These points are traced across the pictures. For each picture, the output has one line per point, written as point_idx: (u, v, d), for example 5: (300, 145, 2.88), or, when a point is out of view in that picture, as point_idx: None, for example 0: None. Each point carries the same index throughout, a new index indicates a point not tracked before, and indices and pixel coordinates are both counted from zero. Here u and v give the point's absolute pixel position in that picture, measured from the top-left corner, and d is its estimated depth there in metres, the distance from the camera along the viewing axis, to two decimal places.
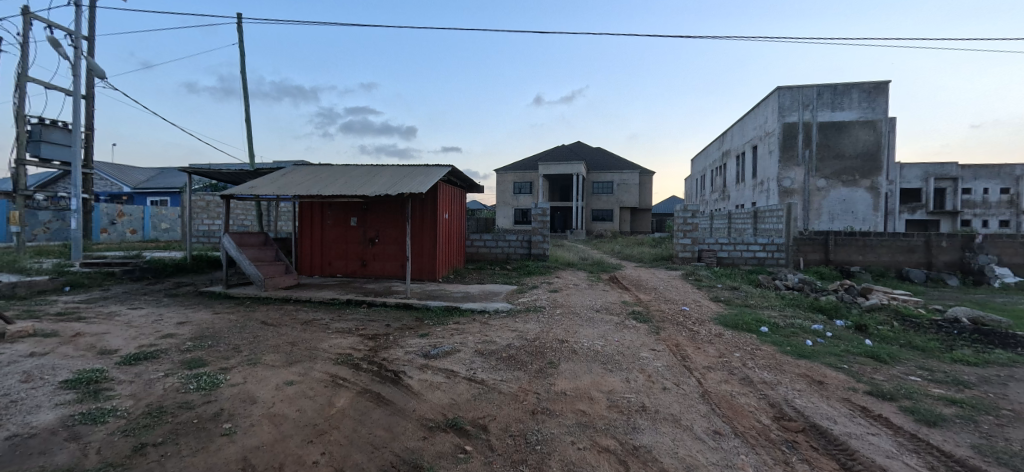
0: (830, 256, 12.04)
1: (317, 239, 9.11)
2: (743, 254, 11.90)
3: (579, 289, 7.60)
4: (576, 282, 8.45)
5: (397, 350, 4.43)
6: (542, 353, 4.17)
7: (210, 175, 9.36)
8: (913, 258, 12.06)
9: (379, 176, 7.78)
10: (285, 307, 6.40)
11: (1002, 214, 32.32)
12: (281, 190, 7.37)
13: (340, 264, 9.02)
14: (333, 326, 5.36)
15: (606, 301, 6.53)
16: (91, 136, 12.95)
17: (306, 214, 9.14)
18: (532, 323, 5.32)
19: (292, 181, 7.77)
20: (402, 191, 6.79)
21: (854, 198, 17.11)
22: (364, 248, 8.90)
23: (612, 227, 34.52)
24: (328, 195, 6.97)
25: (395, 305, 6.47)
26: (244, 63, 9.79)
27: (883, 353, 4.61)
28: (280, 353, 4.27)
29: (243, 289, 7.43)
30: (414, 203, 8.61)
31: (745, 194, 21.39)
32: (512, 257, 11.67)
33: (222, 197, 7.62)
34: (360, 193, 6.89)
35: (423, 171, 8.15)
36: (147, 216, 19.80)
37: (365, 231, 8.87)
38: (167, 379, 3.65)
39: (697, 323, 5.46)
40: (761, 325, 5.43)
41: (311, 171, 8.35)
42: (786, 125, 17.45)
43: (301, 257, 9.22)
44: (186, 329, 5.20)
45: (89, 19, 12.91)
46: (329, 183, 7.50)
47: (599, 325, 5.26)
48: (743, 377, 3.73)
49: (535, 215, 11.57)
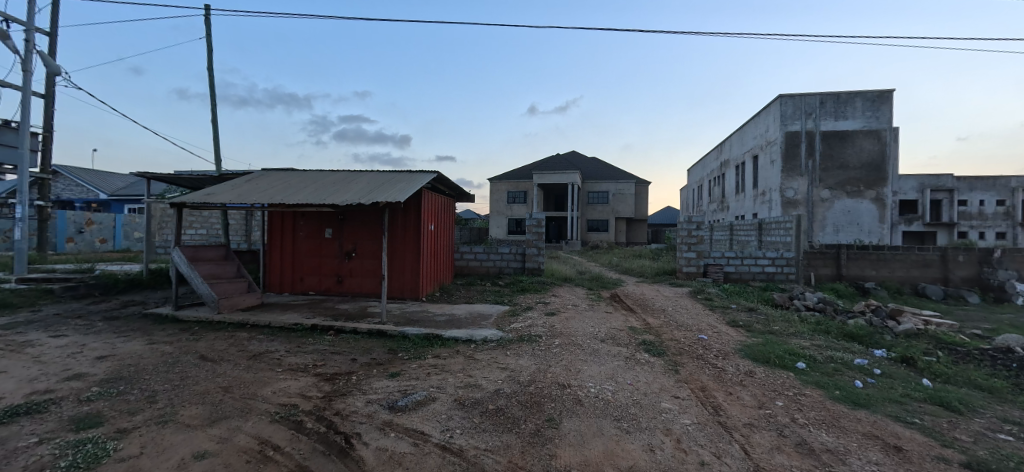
0: (842, 272, 11.32)
1: (288, 252, 8.19)
2: (750, 269, 11.17)
3: (579, 311, 6.74)
4: (575, 301, 7.59)
5: (356, 398, 3.53)
6: (539, 405, 3.30)
7: (170, 181, 8.41)
8: (929, 273, 11.38)
9: (354, 183, 6.89)
10: (237, 336, 5.45)
11: (998, 226, 32.08)
12: (242, 198, 6.47)
13: (314, 280, 8.11)
14: (286, 362, 4.45)
15: (611, 327, 5.67)
16: (50, 139, 11.98)
17: (276, 224, 8.24)
18: (528, 359, 4.42)
19: (255, 187, 6.87)
20: (377, 199, 5.90)
21: (860, 210, 16.55)
22: (341, 263, 7.99)
23: (608, 237, 33.82)
24: (294, 203, 6.08)
25: (367, 332, 5.55)
26: (211, 58, 8.92)
27: (952, 399, 3.79)
28: (206, 406, 3.36)
29: (194, 310, 6.46)
30: (396, 214, 7.73)
31: (745, 205, 20.81)
32: (504, 271, 10.81)
33: (174, 205, 6.71)
34: (330, 201, 6.02)
35: (406, 177, 7.28)
36: (119, 225, 18.75)
37: (341, 244, 7.98)
38: (36, 450, 2.72)
39: (721, 357, 4.62)
40: (797, 360, 4.58)
41: (280, 177, 7.45)
42: (789, 134, 16.86)
43: (270, 272, 8.29)
44: (101, 367, 4.23)
45: (52, 14, 12.03)
46: (297, 189, 6.62)
47: (606, 361, 4.38)
48: (801, 443, 2.86)
49: (529, 226, 10.73)
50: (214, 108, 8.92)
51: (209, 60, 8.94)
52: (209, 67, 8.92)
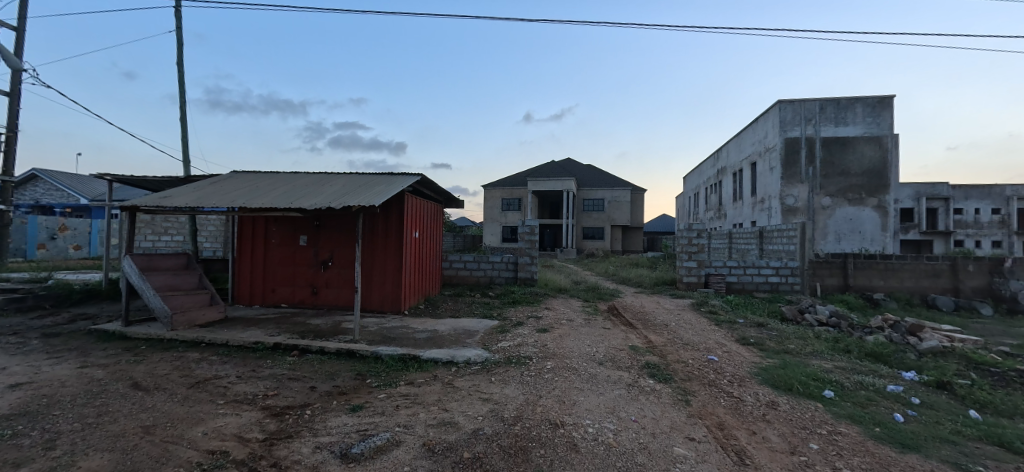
0: (849, 282, 10.83)
1: (259, 261, 7.56)
2: (753, 279, 10.65)
3: (574, 327, 6.11)
4: (570, 315, 6.99)
5: (305, 442, 2.89)
6: (526, 454, 2.67)
7: (133, 184, 7.77)
8: (939, 283, 10.91)
9: (328, 185, 6.28)
10: (187, 358, 4.81)
11: (994, 234, 31.98)
12: (202, 202, 5.84)
13: (287, 291, 7.46)
14: (232, 392, 3.80)
15: (610, 347, 5.08)
16: (14, 139, 11.27)
17: (247, 230, 7.61)
18: (515, 388, 3.80)
19: (219, 190, 6.25)
20: (349, 202, 5.28)
21: (861, 218, 16.17)
22: (316, 273, 7.36)
23: (603, 245, 33.30)
24: (258, 207, 5.46)
25: (335, 353, 4.91)
26: (181, 52, 8.33)
27: (1013, 437, 3.22)
28: (113, 455, 2.71)
29: (145, 327, 5.80)
30: (376, 220, 7.13)
31: (744, 212, 20.42)
32: (495, 281, 10.21)
33: (127, 209, 6.06)
34: (298, 204, 5.40)
35: (386, 179, 6.68)
36: (95, 231, 18.01)
37: (317, 252, 7.36)
38: None
39: (736, 383, 4.05)
40: (823, 388, 4.01)
41: (249, 179, 6.84)
42: (788, 141, 16.47)
43: (240, 283, 7.65)
44: (9, 398, 3.57)
45: (18, 9, 11.38)
46: (264, 191, 5.99)
47: (606, 390, 3.77)
48: None
49: (522, 234, 10.14)
50: (182, 105, 8.28)
51: (179, 54, 8.32)
52: (178, 61, 8.30)
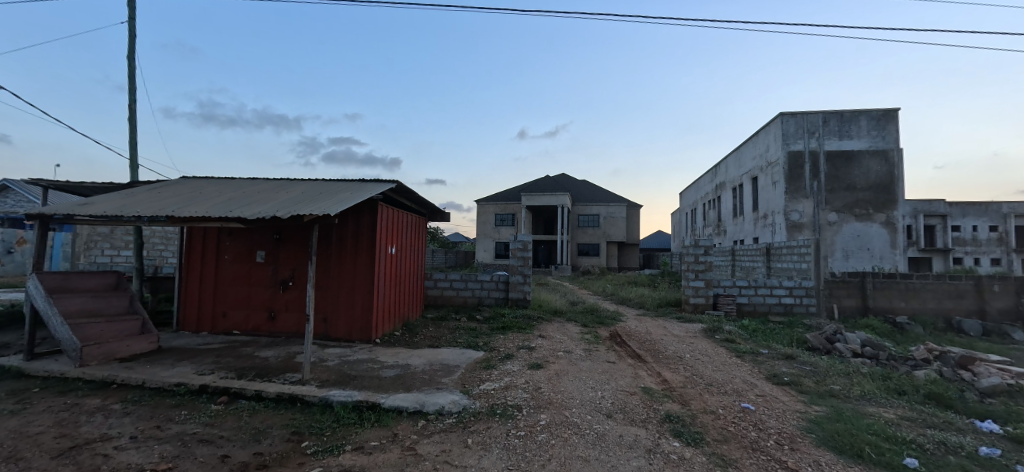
0: (868, 303, 9.98)
1: (209, 280, 6.55)
2: (765, 301, 9.77)
3: (573, 361, 5.12)
4: (567, 345, 6.02)
5: None
6: None
7: (67, 190, 6.79)
8: (963, 305, 10.08)
9: (284, 192, 5.33)
10: (82, 407, 3.78)
11: (993, 252, 31.49)
12: (126, 210, 4.90)
13: (240, 316, 6.44)
14: (111, 465, 2.78)
15: (619, 390, 4.11)
16: None
17: (196, 244, 6.62)
18: (497, 458, 2.81)
19: (151, 197, 5.29)
20: (300, 210, 4.34)
21: (869, 234, 15.49)
22: (274, 295, 6.36)
23: (599, 262, 32.44)
24: (188, 215, 4.50)
25: (275, 400, 3.90)
26: (131, 44, 7.42)
27: None
28: None
29: (51, 361, 4.78)
30: (345, 232, 6.17)
31: (745, 228, 19.75)
32: (484, 302, 9.24)
33: (36, 218, 5.10)
34: (236, 213, 4.43)
35: (355, 187, 5.77)
36: None
37: (276, 270, 6.37)
38: None
39: (789, 447, 3.09)
40: (903, 453, 3.06)
41: (193, 185, 5.89)
42: (792, 154, 15.83)
43: (187, 306, 6.63)
44: None
45: None
46: (203, 198, 5.04)
47: (620, 460, 2.79)
48: None
49: (514, 250, 9.21)
50: (131, 104, 7.34)
51: (130, 47, 7.42)
52: (129, 55, 7.41)
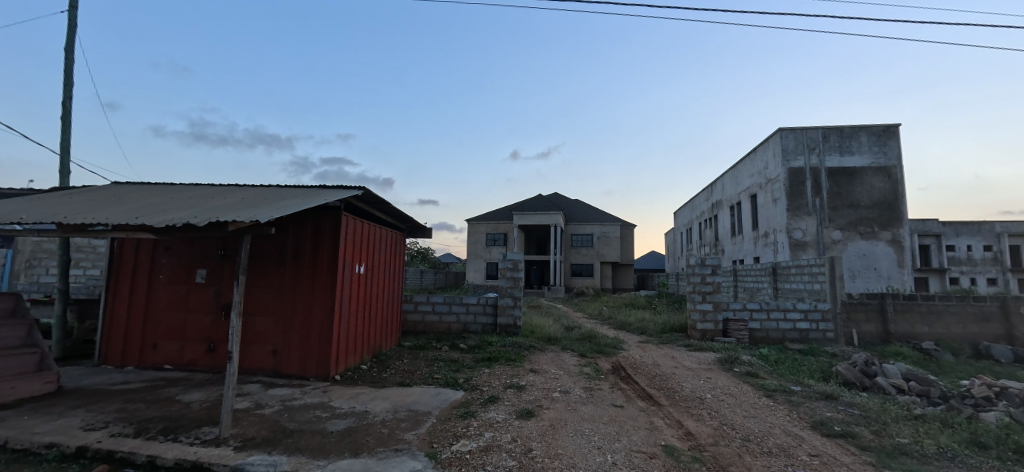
0: (889, 328, 9.16)
1: (138, 305, 5.51)
2: (779, 326, 8.89)
3: (572, 406, 4.15)
4: (564, 382, 5.05)
5: None
6: None
7: None
8: (990, 329, 9.28)
9: (219, 198, 4.41)
10: None
11: (989, 271, 31.09)
12: (14, 216, 3.96)
13: (174, 348, 5.39)
14: None
15: (635, 450, 3.13)
16: None
17: (127, 262, 5.62)
18: None
19: (55, 202, 4.36)
20: (222, 217, 3.43)
21: (875, 253, 14.83)
22: (215, 322, 5.35)
23: (593, 283, 31.53)
24: (82, 223, 3.56)
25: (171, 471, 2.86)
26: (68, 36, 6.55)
27: None
28: None
29: None
30: (301, 248, 5.21)
31: (745, 247, 19.09)
32: (470, 329, 8.23)
33: None
34: (142, 220, 3.50)
35: (310, 194, 4.86)
36: None
37: (218, 293, 5.37)
38: None
39: None
40: None
41: (116, 190, 4.95)
42: (792, 170, 15.30)
43: (111, 336, 5.56)
44: None
45: None
46: (114, 204, 4.12)
47: None
48: None
49: (503, 270, 8.26)
50: (66, 102, 6.42)
51: (68, 38, 6.55)
52: (68, 48, 6.55)
